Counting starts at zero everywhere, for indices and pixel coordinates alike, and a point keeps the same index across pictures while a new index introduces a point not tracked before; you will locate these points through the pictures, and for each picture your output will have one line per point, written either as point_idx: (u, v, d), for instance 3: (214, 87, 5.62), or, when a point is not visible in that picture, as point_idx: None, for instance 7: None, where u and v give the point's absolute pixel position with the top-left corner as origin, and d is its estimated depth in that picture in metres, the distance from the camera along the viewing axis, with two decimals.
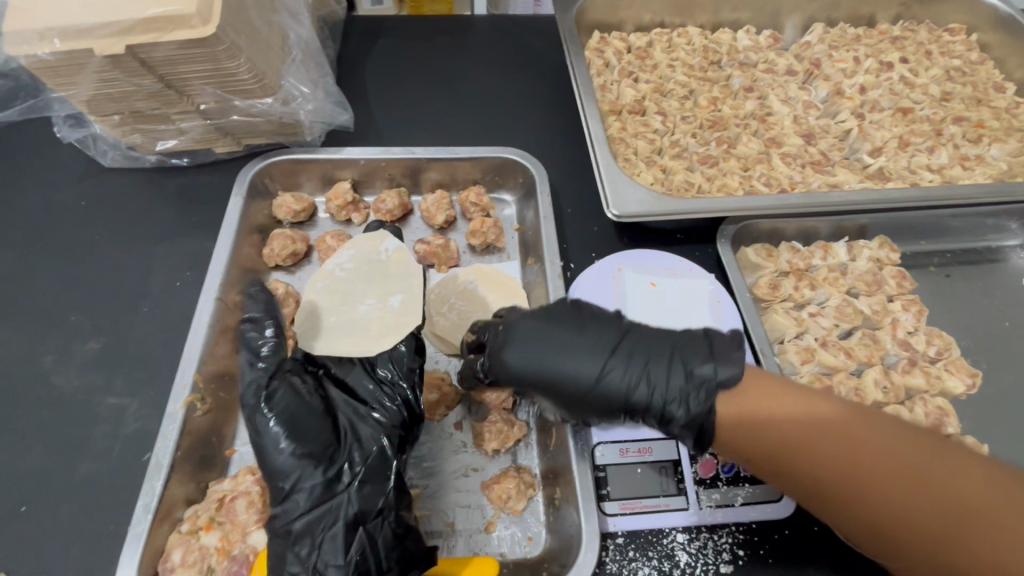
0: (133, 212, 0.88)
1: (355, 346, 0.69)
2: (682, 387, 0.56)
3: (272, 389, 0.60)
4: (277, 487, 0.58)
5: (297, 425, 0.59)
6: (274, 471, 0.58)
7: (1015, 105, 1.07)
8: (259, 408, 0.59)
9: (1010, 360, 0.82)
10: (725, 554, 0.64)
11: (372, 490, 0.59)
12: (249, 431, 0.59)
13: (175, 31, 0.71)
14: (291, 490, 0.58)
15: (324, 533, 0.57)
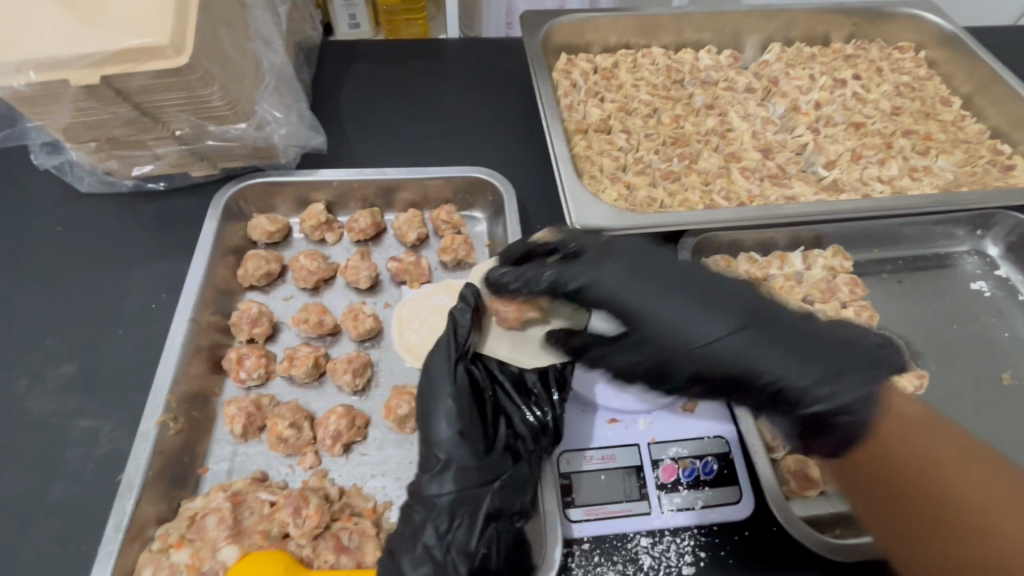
0: (109, 236, 0.90)
1: (518, 359, 0.73)
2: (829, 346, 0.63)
3: (455, 369, 0.66)
4: (429, 465, 0.63)
5: (464, 407, 0.65)
6: (433, 443, 0.64)
7: (961, 118, 1.13)
8: (444, 382, 0.66)
9: (959, 361, 0.86)
10: (687, 557, 0.66)
11: (508, 493, 0.63)
12: (420, 402, 0.67)
13: (149, 61, 0.74)
14: (439, 470, 0.62)
15: (459, 521, 0.61)
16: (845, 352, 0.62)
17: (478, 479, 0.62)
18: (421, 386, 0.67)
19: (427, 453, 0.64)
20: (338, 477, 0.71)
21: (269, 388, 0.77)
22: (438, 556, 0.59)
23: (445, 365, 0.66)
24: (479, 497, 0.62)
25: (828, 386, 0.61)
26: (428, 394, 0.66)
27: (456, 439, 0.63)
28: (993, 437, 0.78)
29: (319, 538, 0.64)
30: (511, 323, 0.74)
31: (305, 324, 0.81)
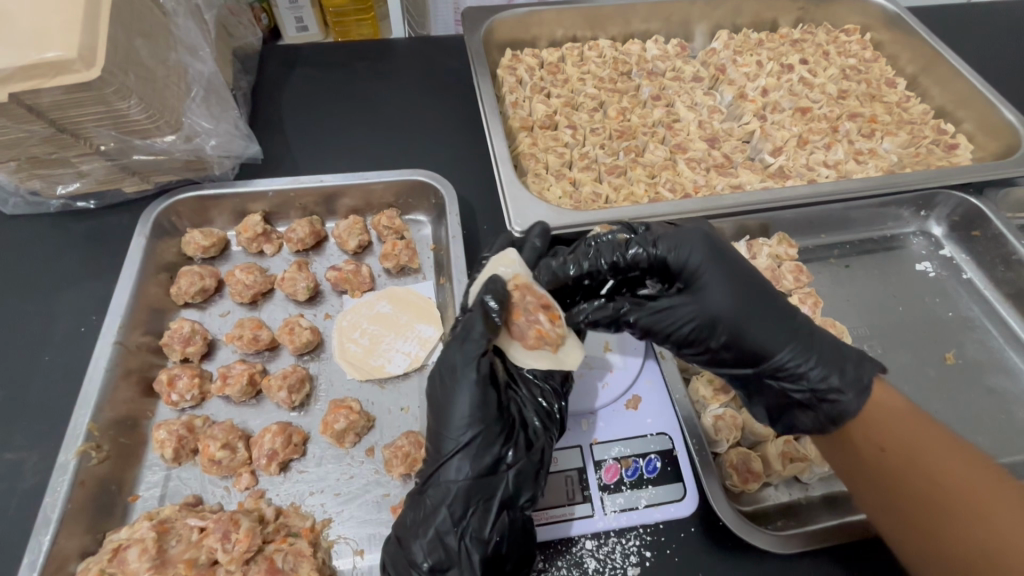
0: (36, 259, 0.87)
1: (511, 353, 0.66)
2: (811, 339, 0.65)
3: (483, 359, 0.60)
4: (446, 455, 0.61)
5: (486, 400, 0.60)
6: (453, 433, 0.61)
7: (906, 98, 1.14)
8: (468, 369, 0.60)
9: (905, 341, 0.86)
10: (633, 557, 0.65)
11: (524, 482, 0.61)
12: (437, 385, 0.62)
13: (58, 76, 0.68)
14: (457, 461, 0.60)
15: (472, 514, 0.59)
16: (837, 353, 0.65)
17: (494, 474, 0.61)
18: (442, 364, 0.62)
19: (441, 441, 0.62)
20: (276, 496, 0.69)
21: (204, 409, 0.75)
22: (450, 545, 0.58)
23: (464, 353, 0.60)
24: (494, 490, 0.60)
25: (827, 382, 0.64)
26: (448, 373, 0.61)
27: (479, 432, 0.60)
28: (933, 415, 0.79)
29: (250, 562, 0.62)
30: (528, 341, 0.65)
31: (240, 340, 0.79)
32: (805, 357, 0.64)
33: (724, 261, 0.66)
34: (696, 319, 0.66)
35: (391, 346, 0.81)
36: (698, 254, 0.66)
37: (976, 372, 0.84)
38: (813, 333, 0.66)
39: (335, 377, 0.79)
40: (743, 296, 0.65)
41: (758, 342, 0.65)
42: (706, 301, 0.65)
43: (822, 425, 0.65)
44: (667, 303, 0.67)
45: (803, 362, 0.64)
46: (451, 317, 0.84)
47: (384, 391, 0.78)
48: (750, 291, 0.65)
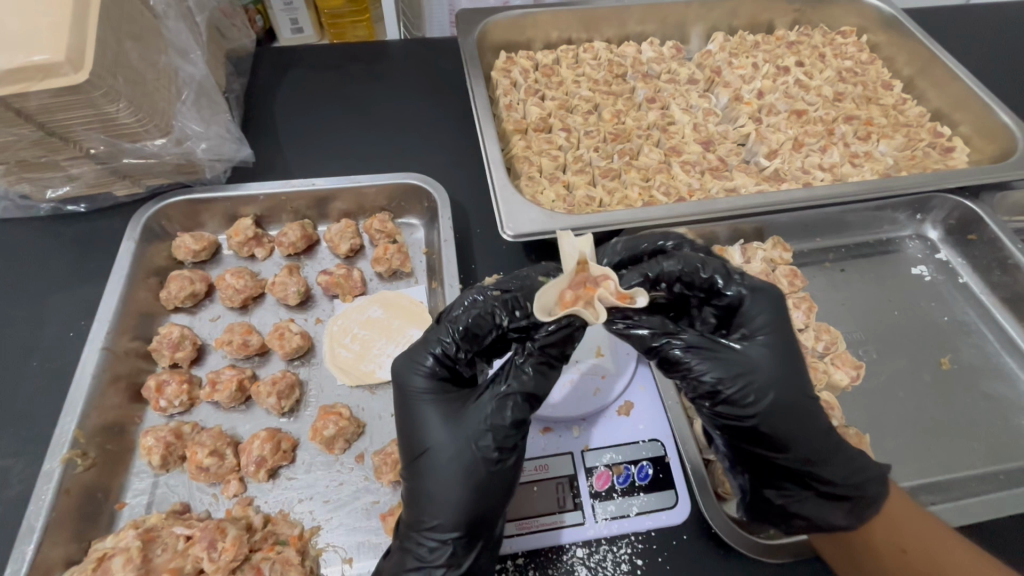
0: (26, 263, 0.86)
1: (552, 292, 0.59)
2: (842, 445, 0.62)
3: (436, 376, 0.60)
4: (428, 500, 0.57)
5: (464, 428, 0.57)
6: (428, 478, 0.57)
7: (902, 101, 1.13)
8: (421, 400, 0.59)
9: (900, 346, 0.85)
10: (624, 565, 0.64)
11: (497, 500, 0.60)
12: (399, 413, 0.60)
13: (45, 79, 0.68)
14: (439, 505, 0.56)
15: (466, 553, 0.57)
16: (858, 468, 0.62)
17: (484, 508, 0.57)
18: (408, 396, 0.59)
19: (418, 488, 0.58)
20: (265, 504, 0.68)
21: (193, 415, 0.75)
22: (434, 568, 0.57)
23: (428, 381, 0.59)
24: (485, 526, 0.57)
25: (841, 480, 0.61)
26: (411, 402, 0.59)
27: (459, 466, 0.56)
28: (928, 421, 0.78)
29: (236, 571, 0.61)
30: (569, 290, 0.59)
31: (229, 346, 0.78)
32: (817, 455, 0.60)
33: (783, 334, 0.62)
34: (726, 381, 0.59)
35: (382, 352, 0.80)
36: (758, 312, 0.63)
37: (972, 378, 0.83)
38: (831, 443, 0.61)
39: (326, 384, 0.78)
40: (786, 369, 0.61)
41: (791, 424, 0.60)
42: (757, 361, 0.60)
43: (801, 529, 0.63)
44: (706, 359, 0.59)
45: (812, 460, 0.61)
46: None
47: (374, 397, 0.77)
48: (792, 365, 0.61)
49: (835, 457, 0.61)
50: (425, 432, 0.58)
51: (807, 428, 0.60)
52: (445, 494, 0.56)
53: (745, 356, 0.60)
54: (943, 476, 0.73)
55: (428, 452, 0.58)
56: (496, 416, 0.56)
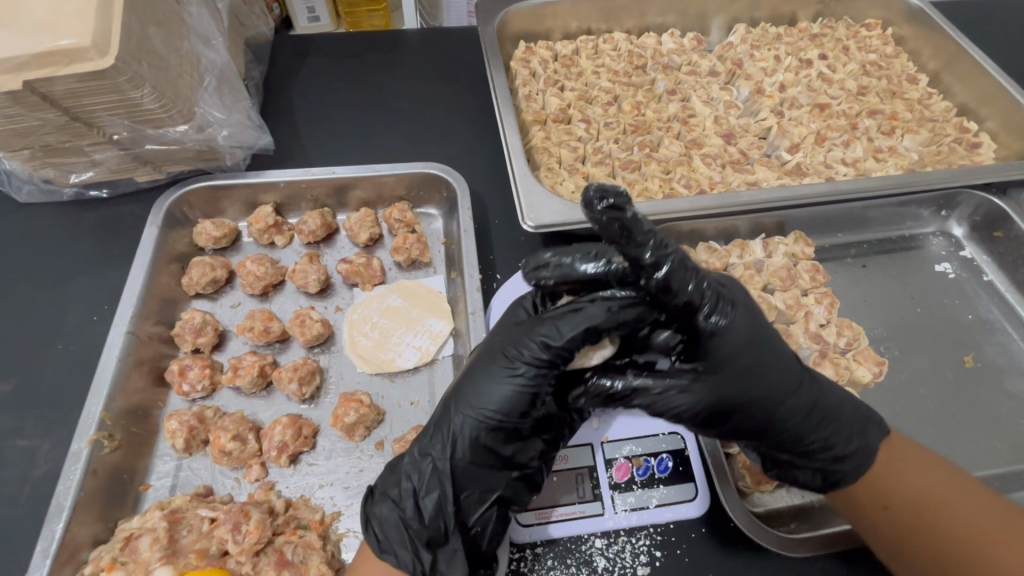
0: (50, 247, 0.87)
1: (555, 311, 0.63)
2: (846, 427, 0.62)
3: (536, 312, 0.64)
4: (463, 403, 0.59)
5: (500, 350, 0.58)
6: (479, 384, 0.59)
7: (927, 95, 1.11)
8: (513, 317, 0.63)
9: (922, 344, 0.84)
10: (643, 556, 0.64)
11: (488, 453, 0.59)
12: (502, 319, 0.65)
13: (72, 64, 0.68)
14: (466, 419, 0.58)
15: (437, 484, 0.58)
16: (857, 440, 0.62)
17: (504, 434, 0.59)
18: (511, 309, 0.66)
19: (466, 389, 0.59)
20: (286, 489, 0.69)
21: (214, 400, 0.76)
22: (421, 472, 0.59)
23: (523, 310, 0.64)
24: (499, 451, 0.59)
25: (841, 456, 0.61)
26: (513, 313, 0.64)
27: (490, 385, 0.58)
28: (950, 420, 0.77)
29: (260, 554, 0.62)
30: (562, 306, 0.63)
31: (250, 332, 0.79)
32: (817, 414, 0.60)
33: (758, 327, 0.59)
34: (714, 406, 0.56)
35: (401, 341, 0.80)
36: (719, 294, 0.55)
37: (995, 377, 0.82)
38: (821, 396, 0.61)
39: (346, 372, 0.79)
40: (762, 355, 0.57)
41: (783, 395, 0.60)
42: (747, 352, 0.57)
43: (821, 484, 0.63)
44: (681, 381, 0.56)
45: (813, 424, 0.60)
46: (462, 312, 0.83)
47: (394, 385, 0.78)
48: (767, 343, 0.58)
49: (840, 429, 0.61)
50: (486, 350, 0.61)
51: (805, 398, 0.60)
52: (472, 409, 0.58)
53: (720, 354, 0.56)
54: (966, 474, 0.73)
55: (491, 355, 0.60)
56: (518, 347, 0.57)
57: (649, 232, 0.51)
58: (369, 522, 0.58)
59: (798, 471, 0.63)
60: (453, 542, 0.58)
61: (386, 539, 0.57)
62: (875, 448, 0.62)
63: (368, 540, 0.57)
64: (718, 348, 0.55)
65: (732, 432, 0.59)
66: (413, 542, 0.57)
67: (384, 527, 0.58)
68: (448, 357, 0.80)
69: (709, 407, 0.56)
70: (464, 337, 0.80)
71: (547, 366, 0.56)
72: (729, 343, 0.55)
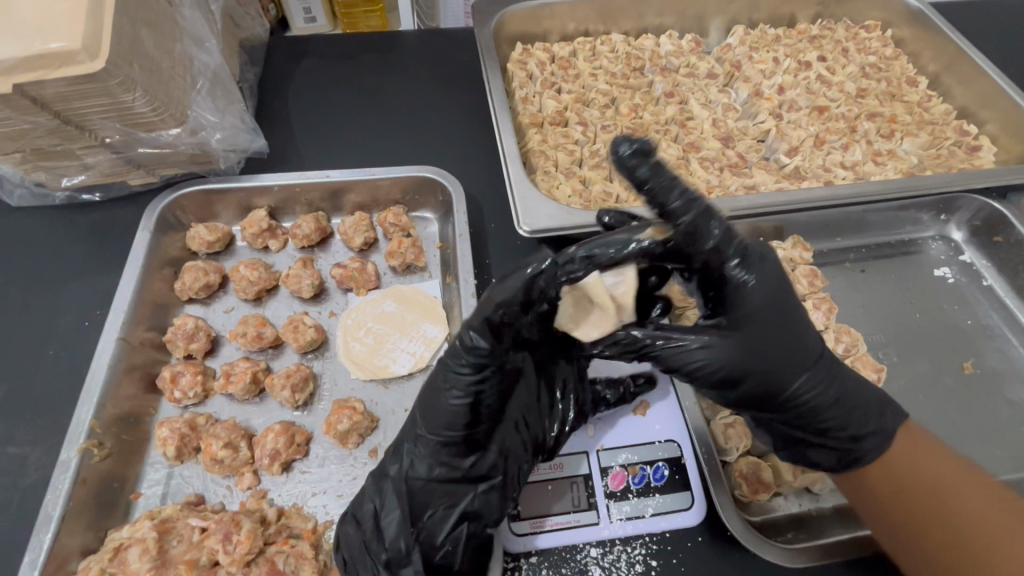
0: (42, 251, 0.86)
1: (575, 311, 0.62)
2: (864, 404, 0.62)
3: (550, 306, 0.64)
4: (420, 424, 0.61)
5: (432, 371, 0.60)
6: (422, 407, 0.60)
7: (927, 98, 1.11)
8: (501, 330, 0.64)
9: (922, 350, 0.84)
10: (638, 566, 0.64)
11: (447, 470, 0.61)
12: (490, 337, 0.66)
13: (62, 67, 0.67)
14: (418, 439, 0.61)
15: (393, 505, 0.61)
16: (872, 415, 0.63)
17: (453, 449, 0.60)
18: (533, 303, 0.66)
19: (419, 411, 0.61)
20: (278, 497, 0.69)
21: (207, 406, 0.75)
22: (378, 490, 0.62)
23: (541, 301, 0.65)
24: (456, 466, 0.61)
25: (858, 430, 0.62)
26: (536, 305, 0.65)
27: (432, 405, 0.59)
28: (949, 427, 0.77)
29: (251, 564, 0.62)
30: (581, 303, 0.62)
31: (243, 338, 0.78)
32: (834, 387, 0.61)
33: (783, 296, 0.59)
34: (737, 364, 0.57)
35: (396, 347, 0.79)
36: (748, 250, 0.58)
37: (995, 383, 0.81)
38: (839, 370, 0.62)
39: (340, 378, 0.78)
40: (786, 315, 0.59)
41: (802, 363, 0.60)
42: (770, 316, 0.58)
43: (835, 463, 0.64)
44: (705, 337, 0.57)
45: (831, 398, 0.61)
46: (457, 317, 0.82)
47: (388, 391, 0.77)
48: (791, 306, 0.60)
49: (858, 404, 0.62)
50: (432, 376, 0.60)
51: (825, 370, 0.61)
52: (417, 430, 0.62)
53: (745, 311, 0.58)
54: None
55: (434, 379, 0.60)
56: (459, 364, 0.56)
57: (676, 179, 0.52)
58: (339, 542, 0.62)
59: (811, 451, 0.65)
60: (416, 560, 0.60)
61: (350, 559, 0.61)
62: (892, 431, 0.63)
63: (336, 559, 0.61)
64: (743, 303, 0.58)
65: (751, 397, 0.60)
66: (372, 560, 0.60)
67: (349, 546, 0.61)
68: None
69: (733, 363, 0.57)
70: None
71: (482, 377, 0.56)
72: (751, 298, 0.57)
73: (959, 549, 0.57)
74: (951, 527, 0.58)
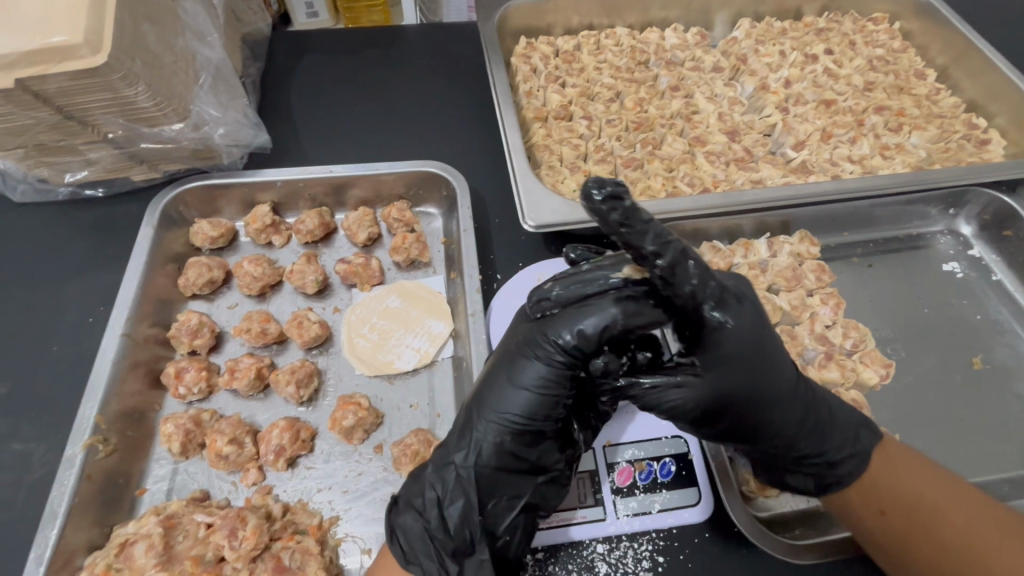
0: (46, 247, 0.86)
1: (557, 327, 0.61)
2: (840, 428, 0.62)
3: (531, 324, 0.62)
4: (488, 410, 0.60)
5: (519, 352, 0.60)
6: (502, 387, 0.60)
7: (935, 91, 1.09)
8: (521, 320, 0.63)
9: (930, 346, 0.83)
10: (645, 562, 0.63)
11: (513, 459, 0.59)
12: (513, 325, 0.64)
13: (64, 62, 0.67)
14: (490, 424, 0.59)
15: (459, 494, 0.58)
16: (850, 438, 0.62)
17: (527, 437, 0.59)
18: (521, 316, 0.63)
19: (490, 392, 0.60)
20: (283, 493, 0.68)
21: (211, 402, 0.75)
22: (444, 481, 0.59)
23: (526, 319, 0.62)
24: (523, 456, 0.59)
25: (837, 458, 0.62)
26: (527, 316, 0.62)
27: (510, 389, 0.59)
28: (958, 423, 0.76)
29: (257, 560, 0.61)
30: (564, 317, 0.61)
31: (248, 334, 0.78)
32: (809, 416, 0.61)
33: (759, 333, 0.57)
34: (711, 402, 0.57)
35: (400, 343, 0.79)
36: (723, 288, 0.56)
37: (1004, 379, 0.81)
38: (815, 395, 0.62)
39: (345, 374, 0.78)
40: (763, 353, 0.57)
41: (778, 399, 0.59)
42: (743, 359, 0.57)
43: (814, 489, 0.63)
44: (680, 377, 0.57)
45: (806, 428, 0.61)
46: (462, 312, 0.82)
47: (392, 387, 0.77)
48: (768, 343, 0.58)
49: (835, 431, 0.62)
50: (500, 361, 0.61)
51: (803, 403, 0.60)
52: (493, 415, 0.59)
53: (721, 352, 0.56)
54: (974, 479, 0.71)
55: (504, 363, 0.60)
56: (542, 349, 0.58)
57: (649, 221, 0.49)
58: (394, 533, 0.57)
59: (790, 477, 0.64)
60: (481, 552, 0.57)
61: (411, 549, 0.56)
62: (870, 452, 0.63)
63: (393, 551, 0.56)
64: (723, 344, 0.56)
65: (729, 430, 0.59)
66: (439, 553, 0.56)
67: (408, 536, 0.57)
68: (447, 359, 0.79)
69: (705, 402, 0.57)
70: (464, 338, 0.79)
71: (563, 364, 0.57)
72: (729, 341, 0.55)
73: (949, 557, 0.57)
74: (940, 536, 0.57)
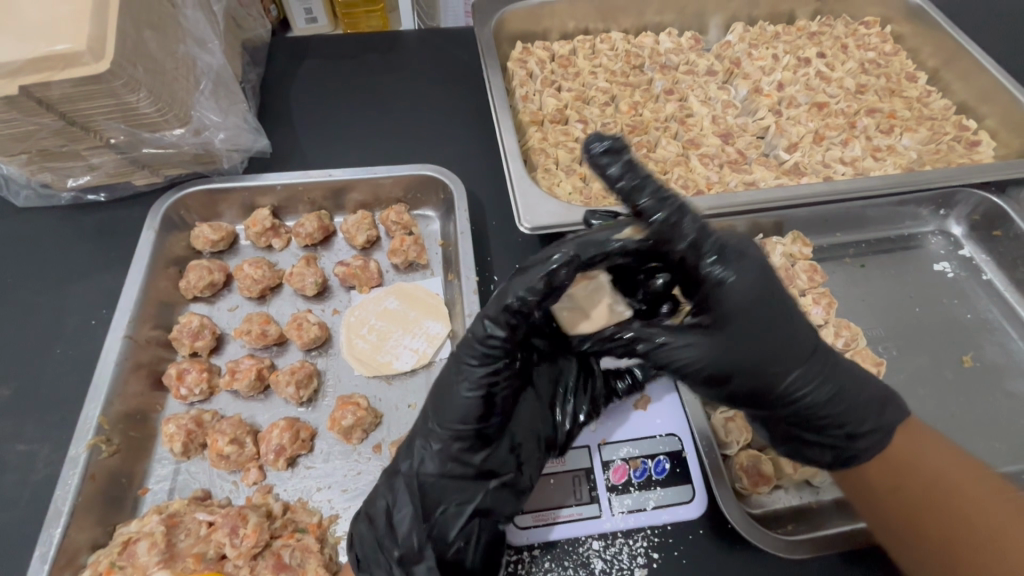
0: (47, 252, 0.87)
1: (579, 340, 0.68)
2: (854, 399, 0.62)
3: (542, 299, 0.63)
4: (435, 421, 0.60)
5: (457, 360, 0.58)
6: (444, 402, 0.59)
7: (926, 93, 1.11)
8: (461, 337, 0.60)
9: (921, 345, 0.84)
10: (640, 558, 0.64)
11: (458, 470, 0.61)
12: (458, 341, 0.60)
13: (68, 69, 0.68)
14: (431, 436, 0.61)
15: (404, 509, 0.61)
16: (862, 405, 0.62)
17: (466, 444, 0.60)
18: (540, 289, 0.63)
19: (438, 403, 0.60)
20: (283, 492, 0.69)
21: (212, 403, 0.76)
22: (390, 500, 0.62)
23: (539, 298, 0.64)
24: (468, 463, 0.61)
25: (846, 423, 0.62)
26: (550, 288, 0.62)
27: (454, 401, 0.59)
28: (948, 420, 0.77)
29: (258, 557, 0.62)
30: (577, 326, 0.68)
31: (248, 335, 0.79)
32: (828, 385, 0.61)
33: (771, 295, 0.58)
34: (725, 364, 0.58)
35: (398, 344, 0.80)
36: (725, 245, 0.56)
37: (994, 377, 0.82)
38: (835, 365, 0.62)
39: (343, 375, 0.79)
40: (772, 311, 0.58)
41: (788, 363, 0.59)
42: (757, 322, 0.57)
43: (830, 459, 0.64)
44: (693, 337, 0.57)
45: (822, 399, 0.61)
46: (459, 314, 0.83)
47: (392, 386, 0.78)
48: (780, 307, 0.59)
49: (849, 400, 0.62)
50: (443, 377, 0.61)
51: (815, 373, 0.60)
52: (439, 424, 0.60)
53: (727, 307, 0.56)
54: None
55: (447, 382, 0.59)
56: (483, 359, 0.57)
57: (649, 177, 0.54)
58: (352, 540, 0.63)
59: (808, 448, 0.64)
60: (428, 557, 0.60)
61: (363, 557, 0.61)
62: (893, 429, 0.63)
63: (349, 557, 0.62)
64: (723, 300, 0.56)
65: (743, 393, 0.60)
66: (387, 557, 0.60)
67: (362, 545, 0.61)
68: (445, 360, 0.80)
69: (716, 364, 0.57)
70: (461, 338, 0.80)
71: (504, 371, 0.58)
72: (732, 297, 0.56)
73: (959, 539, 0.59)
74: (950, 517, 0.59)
